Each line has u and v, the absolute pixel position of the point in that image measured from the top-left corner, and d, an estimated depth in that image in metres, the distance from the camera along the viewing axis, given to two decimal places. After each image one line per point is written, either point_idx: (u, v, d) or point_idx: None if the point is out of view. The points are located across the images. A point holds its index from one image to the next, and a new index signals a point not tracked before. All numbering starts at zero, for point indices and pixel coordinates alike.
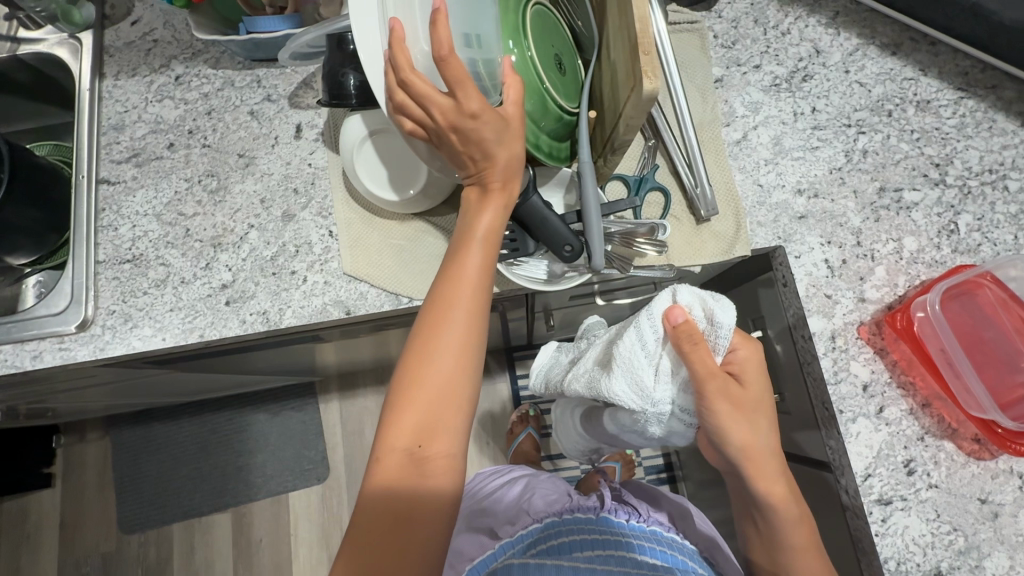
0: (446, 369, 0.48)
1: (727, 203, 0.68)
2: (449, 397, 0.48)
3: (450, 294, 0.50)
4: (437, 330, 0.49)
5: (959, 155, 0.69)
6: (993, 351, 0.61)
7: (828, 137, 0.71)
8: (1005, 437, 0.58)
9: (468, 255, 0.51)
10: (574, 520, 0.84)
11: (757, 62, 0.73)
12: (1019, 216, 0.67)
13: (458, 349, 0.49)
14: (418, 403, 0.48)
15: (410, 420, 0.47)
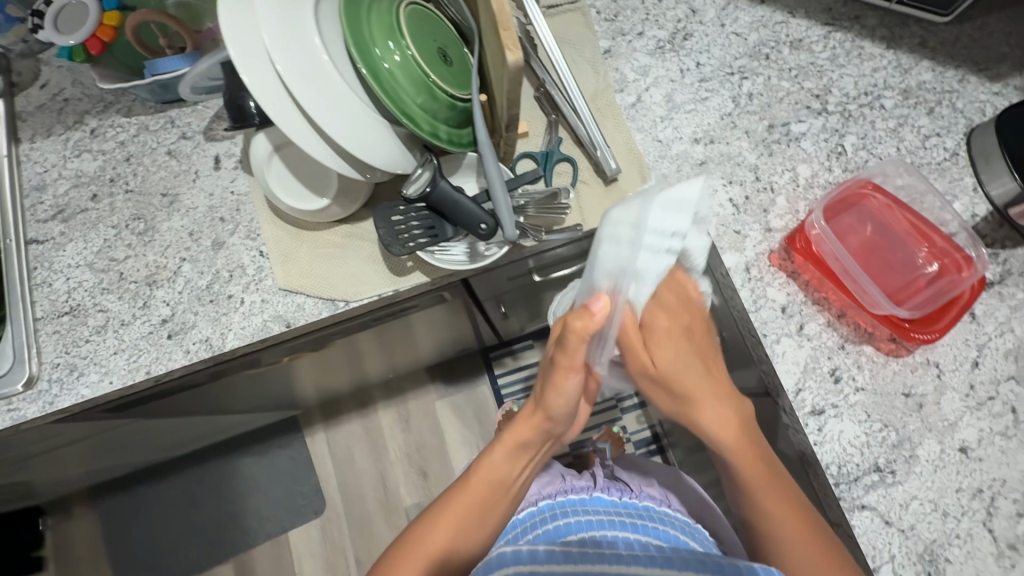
0: (489, 487, 0.69)
1: (630, 161, 0.72)
2: (501, 478, 0.69)
3: (524, 423, 0.70)
4: (497, 453, 0.70)
5: (836, 83, 0.74)
6: (889, 254, 0.66)
7: (714, 88, 0.75)
8: (910, 330, 0.63)
9: (524, 419, 0.69)
10: (564, 502, 0.76)
11: (640, 30, 0.78)
12: (898, 130, 0.72)
13: (503, 477, 0.69)
14: (463, 504, 0.68)
15: (451, 519, 0.67)
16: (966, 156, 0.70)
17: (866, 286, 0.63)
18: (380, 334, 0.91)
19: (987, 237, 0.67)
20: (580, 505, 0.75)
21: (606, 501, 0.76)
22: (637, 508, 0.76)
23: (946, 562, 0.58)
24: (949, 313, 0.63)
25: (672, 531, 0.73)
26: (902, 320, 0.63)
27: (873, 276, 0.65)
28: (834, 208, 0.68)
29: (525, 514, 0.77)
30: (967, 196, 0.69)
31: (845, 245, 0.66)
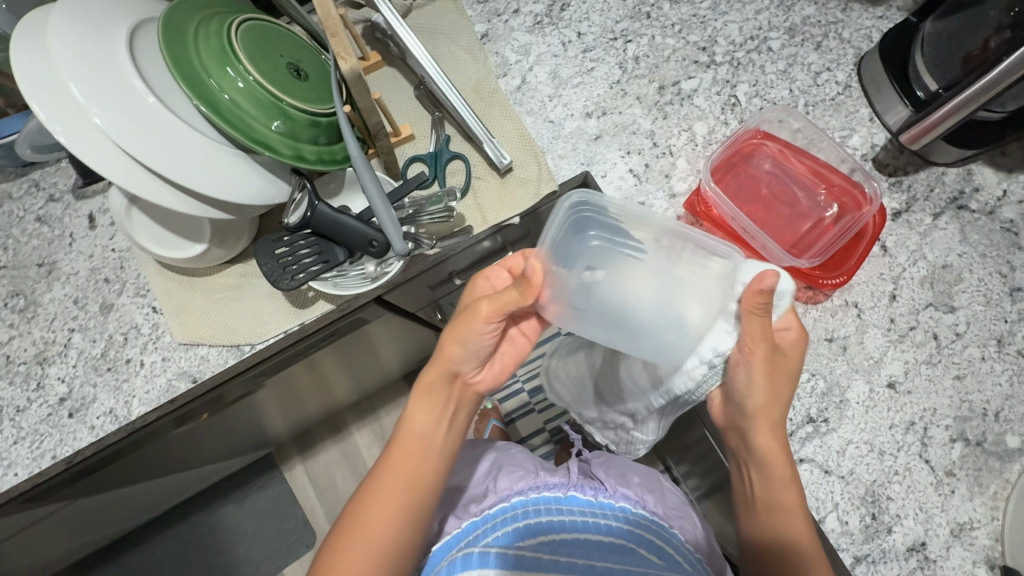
0: (394, 500, 0.54)
1: (524, 148, 0.69)
2: (426, 447, 0.55)
3: (434, 365, 0.54)
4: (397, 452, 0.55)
5: (721, 32, 0.72)
6: (790, 204, 0.67)
7: (599, 56, 0.72)
8: (820, 277, 0.62)
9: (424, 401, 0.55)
10: (539, 497, 0.65)
11: (515, 7, 0.74)
12: (788, 71, 0.70)
13: (406, 479, 0.54)
14: (368, 526, 0.53)
15: (376, 503, 0.54)
16: (858, 87, 0.69)
17: (767, 241, 0.62)
18: (322, 373, 0.87)
19: (888, 166, 0.66)
20: (554, 503, 0.65)
21: (583, 501, 0.65)
22: (616, 510, 0.65)
23: (888, 500, 0.58)
24: (858, 254, 0.62)
25: (656, 537, 0.63)
26: (811, 269, 0.62)
27: (774, 230, 0.66)
28: (731, 164, 0.67)
29: (494, 508, 0.65)
30: (865, 128, 0.68)
31: (743, 202, 0.67)
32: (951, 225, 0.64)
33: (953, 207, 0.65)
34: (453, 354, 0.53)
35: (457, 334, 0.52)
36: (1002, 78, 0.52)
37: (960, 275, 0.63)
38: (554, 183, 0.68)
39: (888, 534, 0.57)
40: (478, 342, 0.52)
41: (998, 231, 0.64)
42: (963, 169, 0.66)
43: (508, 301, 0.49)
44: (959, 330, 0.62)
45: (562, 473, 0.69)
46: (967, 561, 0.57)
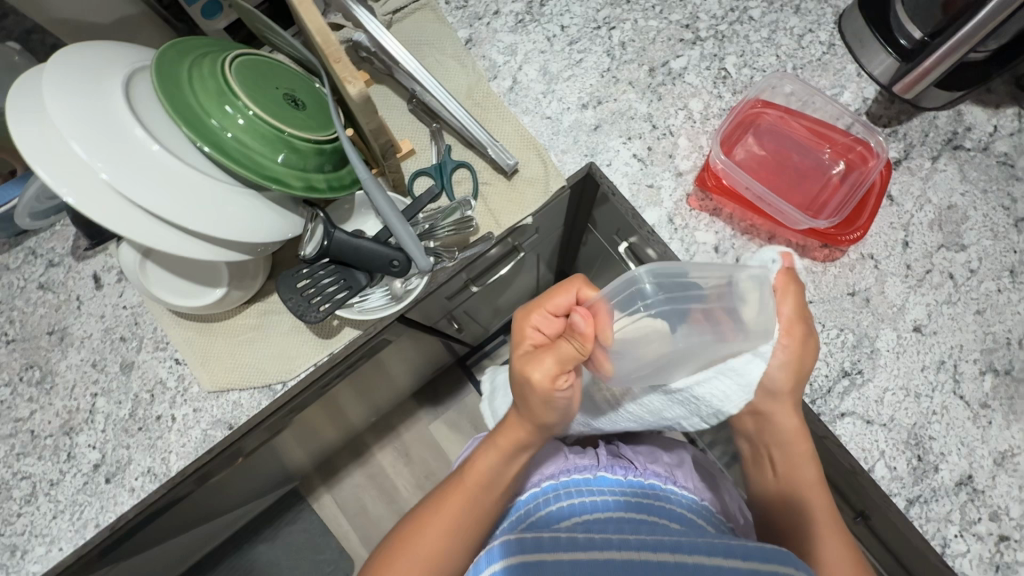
0: (451, 519, 0.59)
1: (527, 148, 0.69)
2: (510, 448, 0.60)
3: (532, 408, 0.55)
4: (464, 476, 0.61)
5: (701, 8, 0.73)
6: (797, 166, 0.68)
7: (586, 47, 0.73)
8: (837, 234, 0.62)
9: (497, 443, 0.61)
10: (568, 480, 0.64)
11: (494, 9, 0.74)
12: (772, 37, 0.71)
13: (467, 506, 0.60)
14: (424, 538, 0.58)
15: (460, 496, 0.60)
16: (842, 44, 0.70)
17: (784, 204, 0.62)
18: (347, 396, 0.87)
19: (882, 118, 0.68)
20: (581, 485, 0.64)
21: (612, 481, 0.64)
22: (646, 488, 0.64)
23: (931, 440, 0.60)
24: (870, 208, 0.63)
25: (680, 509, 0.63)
26: (829, 226, 0.62)
27: (786, 193, 0.66)
28: (734, 135, 0.68)
29: (525, 494, 0.65)
30: (854, 83, 0.69)
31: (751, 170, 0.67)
32: (950, 166, 0.66)
33: (949, 148, 0.67)
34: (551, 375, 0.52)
35: (527, 392, 0.54)
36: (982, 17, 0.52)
37: (966, 214, 0.65)
38: (562, 178, 0.68)
39: (936, 472, 0.59)
40: (549, 407, 0.54)
41: (994, 166, 0.66)
42: (953, 110, 0.68)
43: (565, 352, 0.52)
44: (972, 267, 0.63)
45: (590, 456, 0.68)
46: (1013, 486, 0.59)
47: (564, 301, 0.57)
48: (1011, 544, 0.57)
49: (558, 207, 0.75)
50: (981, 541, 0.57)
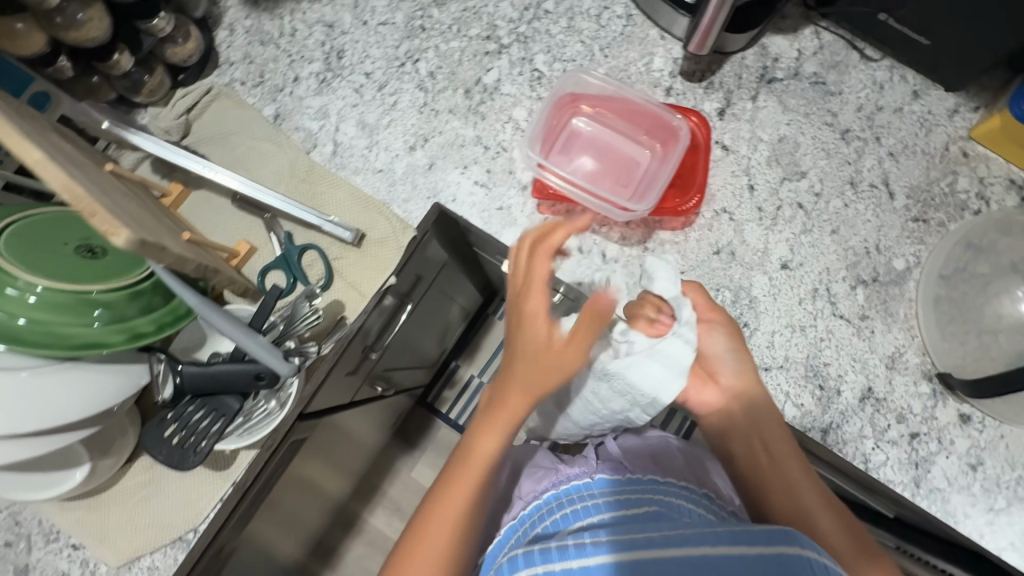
0: (466, 490, 0.53)
1: (368, 210, 0.67)
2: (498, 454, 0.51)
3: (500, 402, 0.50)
4: (493, 422, 0.51)
5: (497, 15, 0.71)
6: (622, 150, 0.69)
7: (396, 87, 0.70)
8: (674, 207, 0.64)
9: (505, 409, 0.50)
10: (568, 488, 0.63)
11: (293, 75, 0.71)
12: (572, 25, 0.71)
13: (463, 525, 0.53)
14: (430, 539, 0.53)
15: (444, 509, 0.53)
16: (638, 12, 0.70)
17: (614, 198, 0.64)
18: (313, 483, 0.86)
19: (695, 74, 0.69)
20: (584, 492, 0.62)
21: (610, 481, 0.63)
22: (648, 482, 0.62)
23: (827, 367, 0.62)
24: (698, 177, 0.66)
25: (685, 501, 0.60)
26: (666, 204, 0.65)
27: (618, 181, 0.68)
28: (556, 134, 0.69)
29: (528, 508, 0.65)
30: (661, 47, 0.69)
31: (583, 165, 0.69)
32: (770, 101, 0.68)
33: (765, 84, 0.68)
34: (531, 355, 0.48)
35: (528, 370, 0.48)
36: None
37: (796, 142, 0.67)
38: (412, 229, 0.66)
39: (839, 395, 0.61)
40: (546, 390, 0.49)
41: (809, 88, 0.68)
42: (757, 46, 0.69)
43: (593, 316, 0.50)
44: (817, 190, 0.65)
45: (582, 464, 0.67)
46: (909, 384, 0.61)
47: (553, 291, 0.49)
48: (923, 439, 0.60)
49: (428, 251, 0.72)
50: (896, 446, 0.60)
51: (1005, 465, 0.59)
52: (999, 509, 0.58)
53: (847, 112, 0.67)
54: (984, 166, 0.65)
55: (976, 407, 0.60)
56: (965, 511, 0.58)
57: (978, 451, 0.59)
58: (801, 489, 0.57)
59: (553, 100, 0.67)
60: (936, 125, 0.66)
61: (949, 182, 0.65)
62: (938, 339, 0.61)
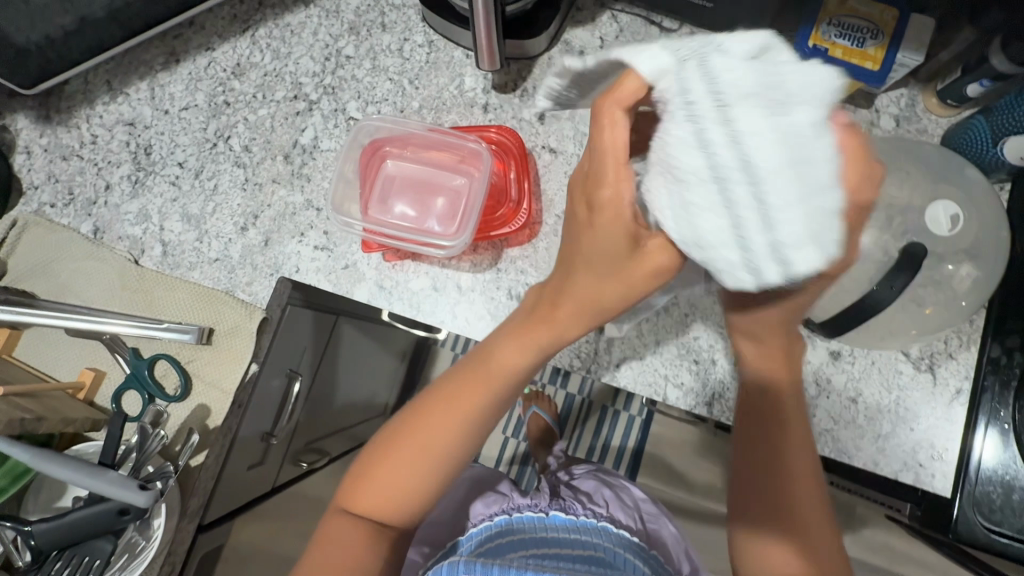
0: (465, 409, 0.46)
1: (210, 303, 0.64)
2: (505, 384, 0.45)
3: (541, 318, 0.42)
4: (474, 374, 0.46)
5: (299, 72, 0.69)
6: (441, 179, 0.67)
7: (214, 169, 0.67)
8: (508, 228, 0.64)
9: (535, 332, 0.42)
10: (522, 516, 0.60)
11: (104, 183, 0.68)
12: (377, 64, 0.69)
13: (461, 418, 0.46)
14: (418, 436, 0.47)
15: (458, 395, 0.46)
16: (438, 35, 0.69)
17: (435, 240, 0.62)
18: None
19: (507, 84, 0.68)
20: (536, 524, 0.59)
21: (566, 519, 0.60)
22: (598, 529, 0.60)
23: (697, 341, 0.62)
24: (524, 188, 0.65)
25: (623, 550, 0.57)
26: (494, 229, 0.64)
27: (444, 211, 0.66)
28: (375, 185, 0.67)
29: (478, 527, 0.61)
30: (468, 66, 0.68)
31: (406, 206, 0.66)
32: (585, 94, 0.67)
33: (576, 78, 0.68)
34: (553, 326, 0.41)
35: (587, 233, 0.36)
36: (487, 11, 0.53)
37: None
38: (259, 311, 0.63)
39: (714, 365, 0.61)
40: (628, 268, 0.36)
41: None
42: (560, 43, 0.69)
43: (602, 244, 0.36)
44: None
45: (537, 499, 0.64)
46: None
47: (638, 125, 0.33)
48: (801, 385, 0.61)
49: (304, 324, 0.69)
50: None
51: (881, 390, 0.60)
52: (886, 434, 0.60)
53: None
54: None
55: (842, 342, 0.61)
56: (856, 444, 0.60)
57: (854, 383, 0.61)
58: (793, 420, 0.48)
59: (359, 159, 0.66)
60: None
61: None
62: None
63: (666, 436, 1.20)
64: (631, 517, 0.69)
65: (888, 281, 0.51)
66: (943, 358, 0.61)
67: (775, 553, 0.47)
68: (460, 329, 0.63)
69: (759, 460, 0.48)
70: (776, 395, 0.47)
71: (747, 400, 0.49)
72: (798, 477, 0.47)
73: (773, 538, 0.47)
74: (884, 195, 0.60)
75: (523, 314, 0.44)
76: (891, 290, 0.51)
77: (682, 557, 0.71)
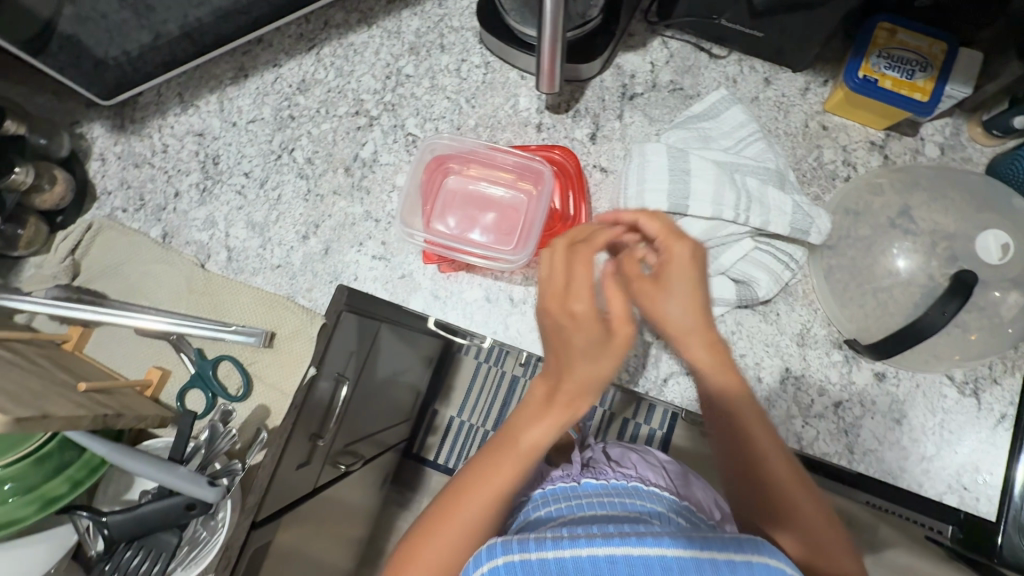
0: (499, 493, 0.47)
1: (271, 307, 0.67)
2: (511, 472, 0.46)
3: (537, 414, 0.45)
4: (498, 453, 0.47)
5: (361, 89, 0.73)
6: (496, 197, 0.70)
7: (278, 179, 0.71)
8: (561, 244, 0.66)
9: (552, 415, 0.44)
10: (556, 487, 0.59)
11: (173, 190, 0.71)
12: (436, 83, 0.72)
13: (477, 509, 0.47)
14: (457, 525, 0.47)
15: (475, 481, 0.47)
16: (495, 57, 0.72)
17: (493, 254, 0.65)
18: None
19: (560, 105, 0.71)
20: (571, 491, 0.58)
21: (598, 485, 0.58)
22: (631, 490, 0.58)
23: (744, 358, 0.63)
24: (582, 210, 0.67)
25: (659, 509, 0.55)
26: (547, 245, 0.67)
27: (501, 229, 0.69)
28: (434, 199, 0.70)
29: (517, 505, 0.61)
30: (523, 87, 0.71)
31: (463, 221, 0.69)
32: (635, 115, 0.70)
33: (627, 101, 0.70)
34: (557, 422, 0.44)
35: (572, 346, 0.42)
36: (555, 40, 0.55)
37: None
38: (320, 316, 0.66)
39: (760, 382, 0.63)
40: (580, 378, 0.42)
41: (669, 96, 0.70)
42: (612, 67, 0.71)
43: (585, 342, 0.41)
44: None
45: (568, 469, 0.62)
46: (822, 356, 0.63)
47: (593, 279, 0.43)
48: (846, 406, 0.62)
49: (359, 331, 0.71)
50: (824, 419, 0.62)
51: (925, 413, 0.62)
52: (931, 456, 0.60)
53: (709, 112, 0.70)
54: (843, 135, 0.68)
55: (886, 363, 0.62)
56: (901, 465, 0.60)
57: (899, 405, 0.62)
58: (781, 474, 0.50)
59: (422, 173, 0.68)
60: (792, 105, 0.69)
61: (816, 157, 0.68)
62: (837, 308, 0.63)
63: (691, 451, 1.21)
64: (660, 476, 0.67)
65: (940, 306, 0.54)
66: (986, 383, 0.62)
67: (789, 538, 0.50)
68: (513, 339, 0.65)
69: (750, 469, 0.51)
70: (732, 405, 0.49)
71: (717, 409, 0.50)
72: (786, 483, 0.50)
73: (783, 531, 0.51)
74: (930, 221, 0.62)
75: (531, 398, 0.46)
76: (943, 315, 0.54)
77: (717, 510, 0.69)
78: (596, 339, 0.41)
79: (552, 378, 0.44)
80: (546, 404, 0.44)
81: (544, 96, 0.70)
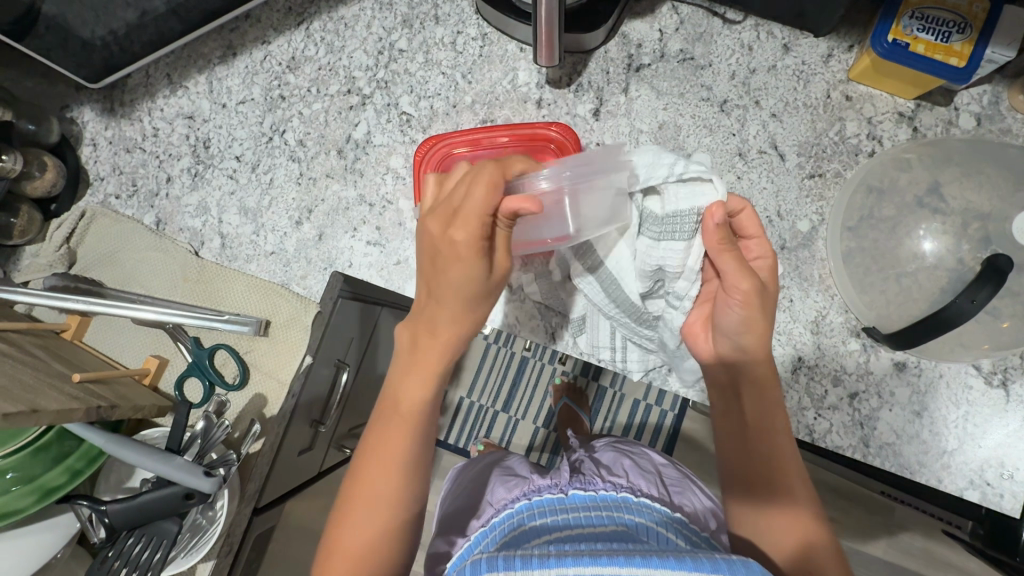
0: (394, 453, 0.49)
1: (266, 293, 0.66)
2: (388, 454, 0.49)
3: (390, 408, 0.50)
4: (385, 415, 0.51)
5: (352, 66, 0.69)
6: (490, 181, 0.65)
7: (270, 163, 0.68)
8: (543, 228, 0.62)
9: (420, 360, 0.49)
10: (542, 499, 0.56)
11: (165, 176, 0.69)
12: (430, 58, 0.69)
13: (374, 496, 0.49)
14: (365, 493, 0.49)
15: (367, 470, 0.50)
16: (492, 28, 0.68)
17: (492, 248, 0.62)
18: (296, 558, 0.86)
19: (562, 79, 0.67)
20: (555, 503, 0.56)
21: (586, 496, 0.56)
22: (620, 502, 0.56)
23: None
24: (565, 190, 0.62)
25: (648, 523, 0.54)
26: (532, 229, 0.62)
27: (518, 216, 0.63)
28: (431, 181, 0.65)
29: (500, 515, 0.58)
30: (522, 60, 0.67)
31: None
32: (642, 89, 0.66)
33: (633, 73, 0.66)
34: (427, 368, 0.49)
35: (449, 270, 0.45)
36: (551, 23, 0.53)
37: (677, 125, 0.65)
38: (314, 304, 0.65)
39: None
40: (467, 278, 0.45)
41: (679, 67, 0.66)
42: (617, 36, 0.67)
43: (478, 206, 0.43)
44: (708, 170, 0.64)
45: (555, 477, 0.60)
46: (838, 344, 0.60)
47: (488, 203, 0.43)
48: (863, 397, 0.59)
49: (359, 318, 0.70)
50: (838, 411, 0.59)
51: (949, 405, 0.58)
52: (952, 450, 0.57)
53: (721, 83, 0.65)
54: (869, 106, 0.63)
55: (908, 353, 0.58)
56: (920, 460, 0.57)
57: (920, 397, 0.58)
58: (782, 464, 0.52)
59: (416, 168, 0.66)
60: (813, 74, 0.64)
61: (838, 130, 0.63)
62: (857, 293, 0.59)
63: (700, 435, 1.19)
64: (651, 483, 0.65)
65: (969, 294, 0.50)
66: (1017, 373, 0.58)
67: (773, 522, 0.51)
68: (510, 327, 0.63)
69: (754, 425, 0.52)
70: (755, 380, 0.52)
71: (717, 379, 0.54)
72: (782, 456, 0.52)
73: (772, 510, 0.51)
74: (962, 199, 0.57)
75: (403, 350, 0.50)
76: (972, 304, 0.50)
77: (712, 518, 0.65)
78: (467, 273, 0.45)
79: (403, 360, 0.50)
80: (417, 353, 0.49)
81: (544, 69, 0.66)
